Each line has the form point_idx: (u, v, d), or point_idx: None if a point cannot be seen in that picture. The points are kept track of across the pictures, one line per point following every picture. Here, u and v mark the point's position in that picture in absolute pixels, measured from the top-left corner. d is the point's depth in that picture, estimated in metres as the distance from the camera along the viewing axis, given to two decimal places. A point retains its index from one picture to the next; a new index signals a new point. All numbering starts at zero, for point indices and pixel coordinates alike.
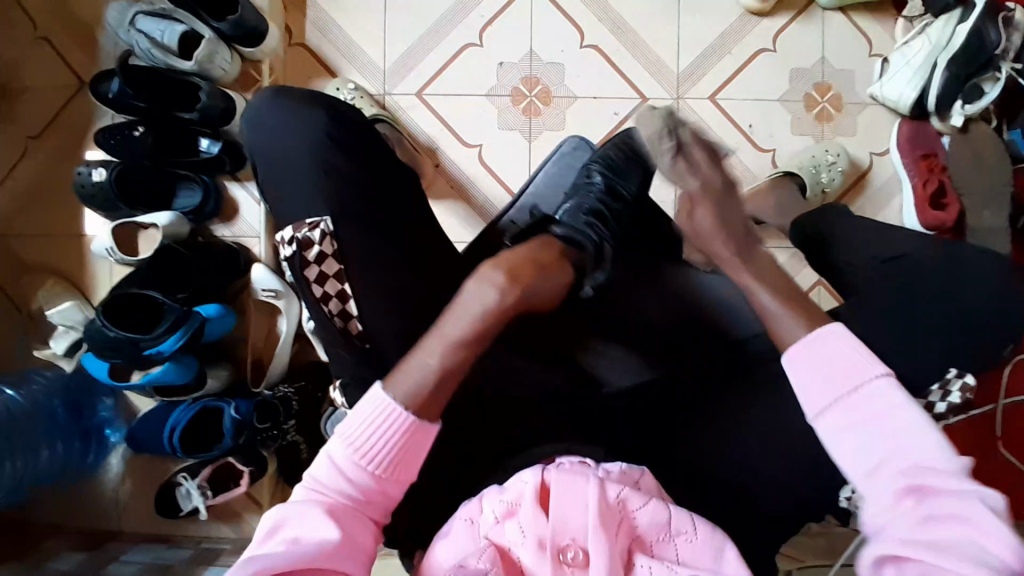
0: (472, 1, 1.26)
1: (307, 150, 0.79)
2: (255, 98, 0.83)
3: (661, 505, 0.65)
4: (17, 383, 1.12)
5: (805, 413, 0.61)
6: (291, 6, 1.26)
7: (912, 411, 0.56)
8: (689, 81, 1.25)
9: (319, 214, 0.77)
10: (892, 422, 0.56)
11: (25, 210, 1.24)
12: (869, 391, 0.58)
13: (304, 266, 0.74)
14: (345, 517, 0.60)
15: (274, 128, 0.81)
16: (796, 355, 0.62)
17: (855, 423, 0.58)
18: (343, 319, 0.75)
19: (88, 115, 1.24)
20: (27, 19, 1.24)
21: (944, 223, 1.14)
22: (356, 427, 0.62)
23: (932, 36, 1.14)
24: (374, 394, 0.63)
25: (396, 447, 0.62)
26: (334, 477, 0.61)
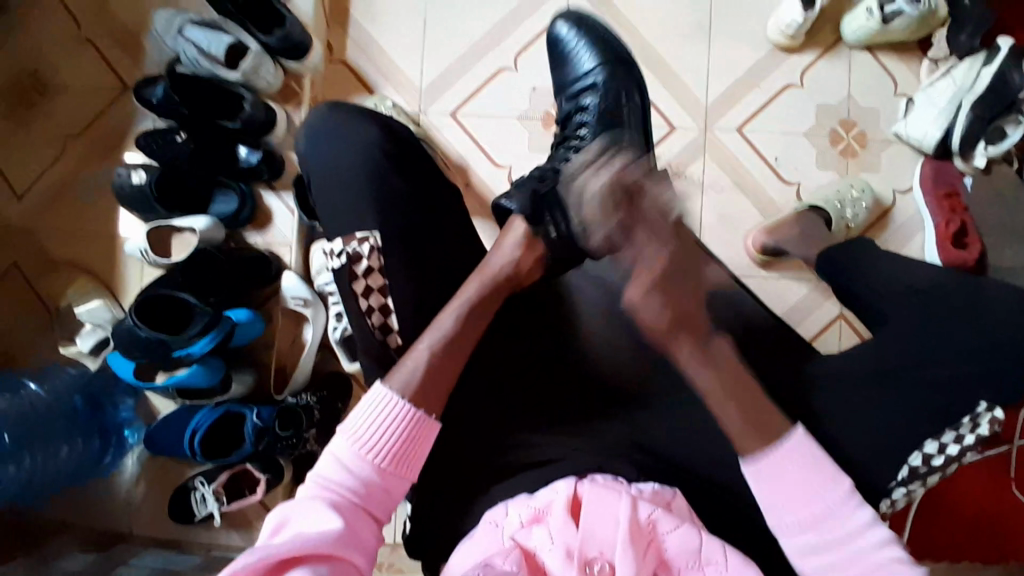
0: (509, 28, 1.30)
1: (364, 169, 0.81)
2: (312, 113, 0.86)
3: (693, 529, 0.65)
4: (41, 377, 1.14)
5: (773, 526, 0.68)
6: (334, 24, 1.30)
7: (871, 530, 0.66)
8: (718, 112, 1.28)
9: (370, 227, 0.78)
10: (857, 541, 0.66)
11: (59, 207, 1.25)
12: (838, 510, 0.66)
13: (351, 279, 0.77)
14: (350, 510, 0.64)
15: (332, 146, 0.83)
16: (762, 468, 0.68)
17: (823, 540, 0.66)
18: (383, 332, 0.77)
19: (128, 119, 1.26)
20: (74, 24, 1.28)
21: (965, 262, 1.17)
22: (359, 423, 0.67)
23: (958, 78, 1.19)
24: (375, 391, 0.69)
25: (398, 443, 0.67)
26: (340, 473, 0.65)
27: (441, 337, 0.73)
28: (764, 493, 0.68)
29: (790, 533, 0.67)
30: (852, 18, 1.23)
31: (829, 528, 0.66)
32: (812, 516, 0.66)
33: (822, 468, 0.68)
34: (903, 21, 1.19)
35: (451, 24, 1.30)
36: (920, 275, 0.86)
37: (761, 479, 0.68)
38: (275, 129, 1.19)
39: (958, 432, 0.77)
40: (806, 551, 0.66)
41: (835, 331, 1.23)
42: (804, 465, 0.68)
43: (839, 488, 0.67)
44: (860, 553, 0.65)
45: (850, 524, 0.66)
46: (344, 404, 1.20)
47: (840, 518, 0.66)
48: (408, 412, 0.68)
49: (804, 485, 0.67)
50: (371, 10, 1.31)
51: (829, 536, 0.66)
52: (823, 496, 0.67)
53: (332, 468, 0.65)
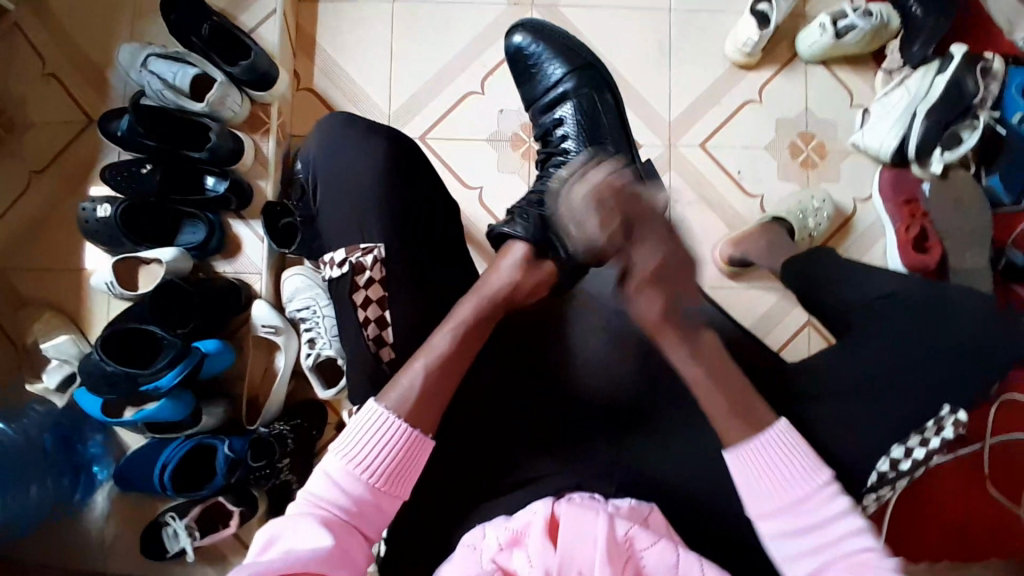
0: (475, 53, 1.32)
1: (353, 192, 0.81)
2: (328, 117, 0.86)
3: (669, 546, 0.64)
4: (9, 417, 1.12)
5: (750, 511, 0.69)
6: (302, 53, 1.32)
7: (848, 520, 0.66)
8: (683, 128, 1.31)
9: (375, 240, 0.79)
10: (834, 529, 0.65)
11: (24, 242, 1.24)
12: (816, 498, 0.67)
13: (352, 290, 0.77)
14: (340, 528, 0.62)
15: (344, 153, 0.83)
16: (741, 455, 0.69)
17: (800, 532, 0.66)
18: (377, 344, 0.77)
19: (93, 151, 1.26)
20: (38, 58, 1.27)
21: (927, 265, 1.20)
22: (354, 439, 0.66)
23: (912, 88, 1.23)
24: (371, 406, 0.67)
25: (392, 461, 0.66)
26: (334, 491, 0.64)
27: (436, 358, 0.70)
28: (741, 473, 0.69)
29: (764, 517, 0.68)
30: (805, 34, 1.28)
31: (804, 513, 0.66)
32: (788, 502, 0.67)
33: (801, 454, 0.68)
34: (856, 35, 1.24)
35: (418, 50, 1.32)
36: (882, 281, 0.88)
37: (741, 464, 0.69)
38: (243, 157, 1.19)
39: (922, 436, 0.78)
40: (780, 535, 0.67)
41: (804, 339, 1.25)
42: (780, 451, 0.68)
43: (818, 474, 0.67)
44: (837, 544, 0.65)
45: (827, 511, 0.66)
46: (321, 433, 1.19)
47: (816, 505, 0.66)
48: (406, 429, 0.67)
49: (779, 470, 0.68)
50: (337, 39, 1.32)
51: (803, 520, 0.66)
52: (800, 484, 0.67)
53: (322, 484, 0.64)
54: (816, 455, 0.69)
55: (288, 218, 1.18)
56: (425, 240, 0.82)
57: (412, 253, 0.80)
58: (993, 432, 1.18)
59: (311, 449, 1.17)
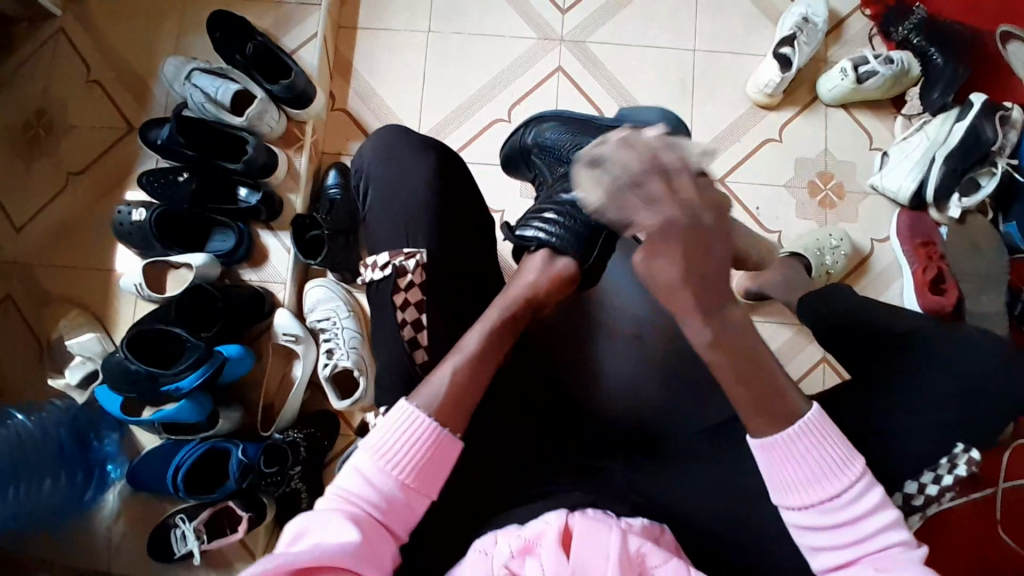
0: (504, 83, 1.37)
1: (396, 206, 0.84)
2: (384, 128, 0.90)
3: (681, 566, 0.64)
4: (29, 410, 1.15)
5: (778, 498, 0.66)
6: (338, 75, 1.37)
7: (885, 513, 0.63)
8: (702, 162, 1.34)
9: (418, 246, 0.82)
10: (868, 522, 0.63)
11: (57, 241, 1.28)
12: (846, 491, 0.64)
13: (394, 290, 0.80)
14: (371, 525, 0.63)
15: (392, 164, 0.87)
16: (772, 443, 0.66)
17: (827, 515, 0.64)
18: (411, 346, 0.78)
19: (132, 158, 1.30)
20: (85, 67, 1.34)
21: (942, 307, 1.21)
22: (382, 437, 0.66)
23: (930, 133, 1.27)
24: (400, 408, 0.68)
25: (419, 459, 0.66)
26: (363, 486, 0.65)
27: (465, 356, 0.70)
28: (774, 462, 0.66)
29: (794, 505, 0.65)
30: (827, 77, 1.32)
31: (834, 506, 0.64)
32: (816, 493, 0.64)
33: (834, 448, 0.65)
34: (876, 80, 1.27)
35: (448, 76, 1.37)
36: (900, 320, 0.88)
37: (770, 452, 0.66)
38: (275, 171, 1.23)
39: (936, 472, 0.81)
40: (808, 525, 0.65)
41: (819, 374, 1.25)
42: (805, 438, 0.65)
43: (849, 468, 0.64)
44: (871, 535, 0.63)
45: (857, 502, 0.63)
46: (332, 442, 1.19)
47: (844, 499, 0.64)
48: (432, 429, 0.66)
49: (808, 464, 0.65)
50: (373, 63, 1.37)
51: (831, 513, 0.64)
52: (830, 475, 0.64)
53: (353, 481, 0.65)
54: (852, 448, 0.66)
55: (314, 231, 1.20)
56: (453, 252, 0.83)
57: (440, 264, 0.82)
58: (1008, 478, 1.16)
59: (322, 458, 1.18)
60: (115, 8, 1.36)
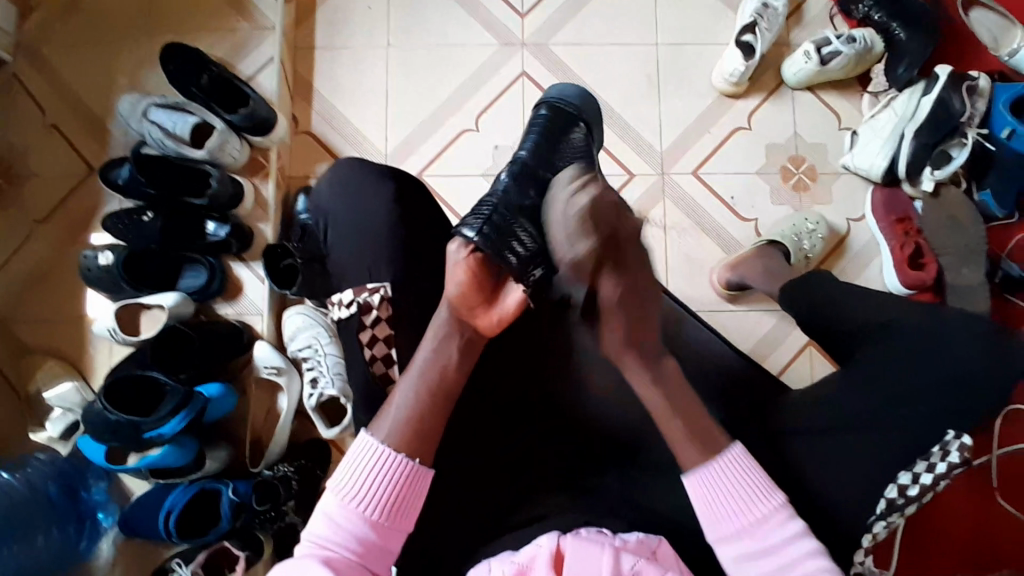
0: (469, 92, 1.35)
1: (358, 237, 0.83)
2: (338, 161, 0.89)
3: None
4: (12, 467, 1.11)
5: (709, 537, 0.67)
6: (300, 98, 1.35)
7: (807, 539, 0.65)
8: (675, 156, 1.33)
9: (382, 279, 0.80)
10: (793, 552, 0.64)
11: (26, 292, 1.25)
12: (770, 521, 0.65)
13: (359, 328, 0.78)
14: (344, 566, 0.61)
15: (354, 190, 0.85)
16: (694, 484, 0.67)
17: (751, 544, 0.65)
18: (384, 381, 0.77)
19: (95, 200, 1.27)
20: (39, 109, 1.31)
21: (923, 282, 1.21)
22: (346, 477, 0.65)
23: (898, 109, 1.26)
24: (361, 441, 0.66)
25: (389, 494, 0.64)
26: (333, 529, 0.63)
27: (418, 377, 0.68)
28: (699, 501, 0.67)
29: (723, 542, 0.66)
30: (790, 62, 1.31)
31: (761, 536, 0.65)
32: (739, 525, 0.65)
33: (756, 479, 0.67)
34: (840, 61, 1.27)
35: (412, 89, 1.35)
36: (878, 303, 0.87)
37: (696, 492, 0.67)
38: (242, 202, 1.21)
39: (929, 461, 0.77)
40: (738, 560, 0.65)
41: (806, 359, 1.25)
42: (722, 473, 0.67)
43: (772, 499, 0.66)
44: (796, 564, 0.64)
45: (782, 533, 0.65)
46: (325, 472, 1.18)
47: (770, 529, 0.65)
48: (393, 459, 0.65)
49: (732, 499, 0.66)
50: (334, 82, 1.35)
51: (754, 543, 0.65)
52: (754, 508, 0.65)
53: (322, 525, 0.63)
54: (769, 478, 0.67)
55: (288, 260, 1.18)
56: (427, 275, 0.82)
57: (413, 290, 0.81)
58: (1001, 446, 1.17)
59: (315, 490, 1.16)
60: (65, 47, 1.33)
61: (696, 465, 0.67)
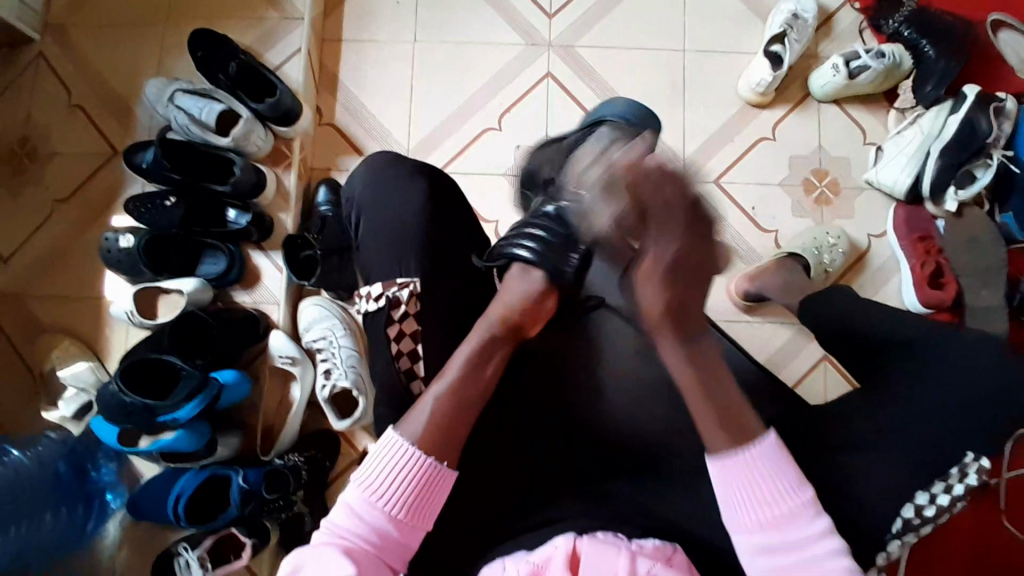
0: (493, 90, 1.35)
1: (387, 233, 0.83)
2: (374, 156, 0.89)
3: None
4: (26, 444, 1.11)
5: (728, 523, 0.66)
6: (324, 89, 1.35)
7: (830, 538, 0.64)
8: (697, 164, 1.33)
9: (411, 274, 0.80)
10: (814, 550, 0.63)
11: (45, 271, 1.26)
12: (795, 517, 0.64)
13: (387, 323, 0.78)
14: (363, 559, 0.62)
15: (384, 186, 0.85)
16: (722, 470, 0.66)
17: (773, 536, 0.64)
18: (408, 377, 0.77)
19: (118, 182, 1.28)
20: (64, 90, 1.31)
21: (942, 302, 1.20)
22: (370, 471, 0.65)
23: (924, 126, 1.24)
24: (387, 437, 0.66)
25: (410, 493, 0.64)
26: (353, 521, 0.64)
27: (449, 384, 0.68)
28: (725, 487, 0.66)
29: (745, 530, 0.65)
30: (818, 74, 1.30)
31: (785, 530, 0.64)
32: (765, 518, 0.64)
33: (787, 474, 0.65)
34: (868, 75, 1.26)
35: (436, 86, 1.35)
36: (899, 320, 0.87)
37: (721, 478, 0.66)
38: (264, 191, 1.21)
39: (946, 482, 0.77)
40: (758, 549, 0.65)
41: (821, 373, 1.24)
42: (755, 463, 0.65)
43: (801, 497, 0.65)
44: (818, 562, 0.63)
45: (807, 530, 0.64)
46: (333, 462, 1.18)
47: (796, 524, 0.64)
48: (419, 461, 0.65)
49: (760, 490, 0.65)
50: (358, 75, 1.35)
51: (777, 538, 0.64)
52: (781, 503, 0.64)
53: (342, 515, 0.64)
54: (799, 473, 0.66)
55: (307, 250, 1.19)
56: (450, 273, 0.82)
57: (436, 288, 0.81)
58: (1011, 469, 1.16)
59: (324, 481, 1.16)
60: (93, 29, 1.33)
61: (725, 450, 0.66)
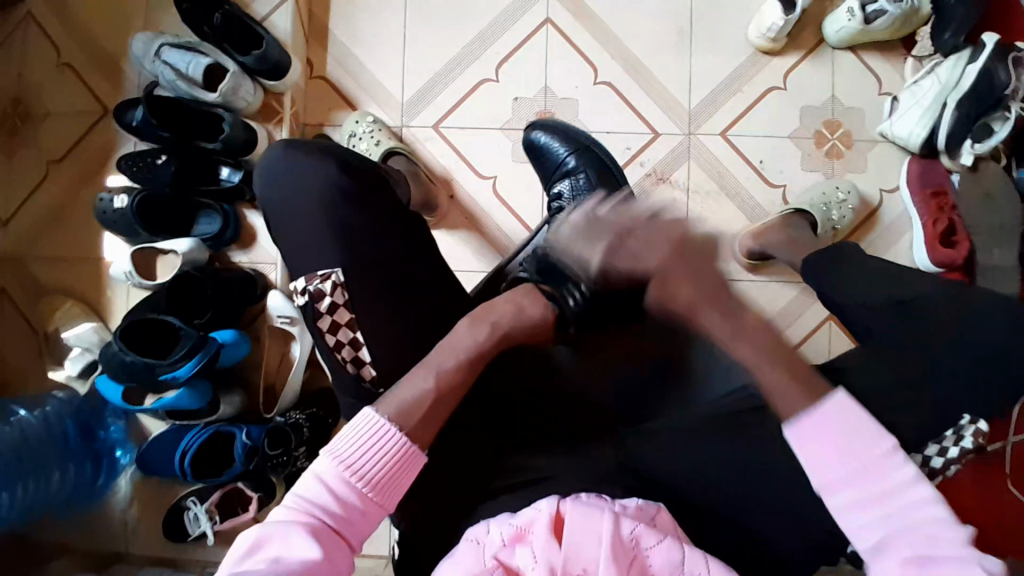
0: (490, 39, 1.29)
1: (305, 232, 0.79)
2: (267, 154, 0.83)
3: (676, 544, 0.61)
4: (31, 404, 1.14)
5: (813, 486, 0.61)
6: (315, 40, 1.31)
7: (921, 487, 0.58)
8: (702, 117, 1.27)
9: (330, 264, 0.77)
10: (907, 502, 0.57)
11: (42, 233, 1.26)
12: (881, 467, 0.58)
13: (316, 317, 0.75)
14: (328, 535, 0.60)
15: (290, 184, 0.80)
16: (798, 430, 0.61)
17: (861, 495, 0.58)
18: (355, 365, 0.75)
19: (111, 141, 1.26)
20: (50, 45, 1.28)
21: (953, 261, 1.16)
22: (346, 445, 0.64)
23: (941, 76, 1.17)
24: (364, 415, 0.66)
25: (385, 472, 0.64)
26: (323, 495, 0.62)
27: (437, 374, 0.70)
28: (800, 449, 0.61)
29: (830, 491, 0.59)
30: (833, 19, 1.23)
31: (872, 482, 0.58)
32: (850, 470, 0.59)
33: (865, 426, 0.60)
34: (885, 21, 1.18)
35: (430, 36, 1.30)
36: (902, 277, 0.84)
37: (797, 441, 0.61)
38: (256, 149, 1.19)
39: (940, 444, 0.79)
40: (847, 510, 0.59)
41: (825, 333, 1.22)
42: (828, 418, 0.60)
43: (882, 445, 0.59)
44: (904, 516, 0.57)
45: (896, 480, 0.58)
46: (336, 420, 1.20)
47: (880, 475, 0.58)
48: (400, 441, 0.65)
49: (837, 444, 0.60)
50: (350, 26, 1.30)
51: (871, 489, 0.58)
52: (863, 454, 0.59)
53: (311, 487, 0.62)
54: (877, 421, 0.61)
55: None
56: None
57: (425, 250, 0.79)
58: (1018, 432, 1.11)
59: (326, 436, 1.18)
60: None
61: (794, 413, 0.62)
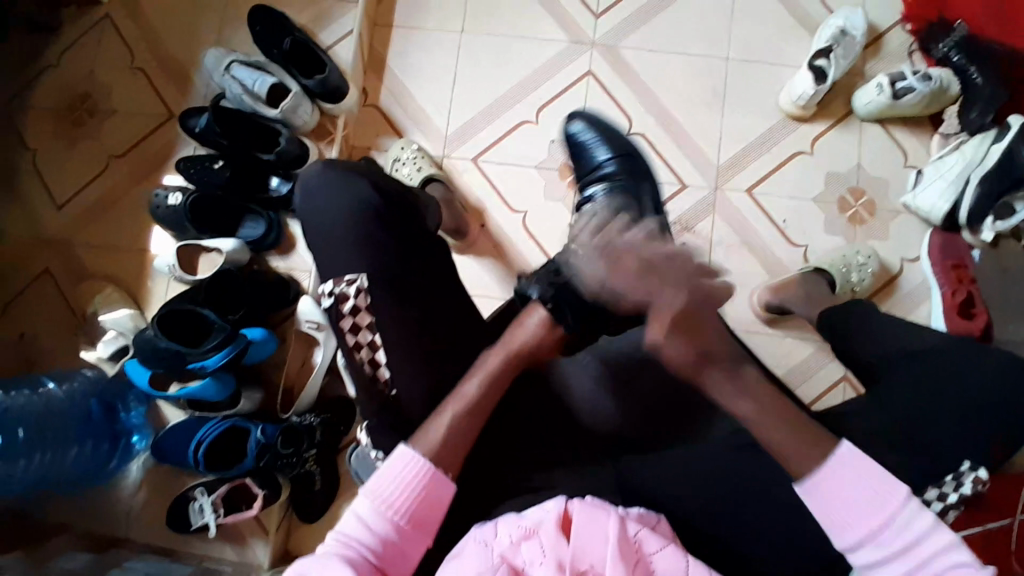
0: (533, 84, 1.38)
1: (341, 239, 0.80)
2: (306, 168, 0.85)
3: (678, 550, 0.63)
4: (60, 378, 1.19)
5: (838, 545, 0.65)
6: (372, 71, 1.41)
7: (942, 536, 0.62)
8: (729, 172, 1.33)
9: (356, 270, 0.78)
10: (930, 551, 0.61)
11: (98, 221, 1.34)
12: (901, 520, 0.62)
13: (339, 317, 0.77)
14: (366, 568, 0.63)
15: (322, 198, 0.82)
16: (811, 488, 0.65)
17: (885, 547, 0.62)
18: (372, 366, 0.76)
19: (172, 144, 1.36)
20: (130, 53, 1.40)
21: (970, 331, 1.14)
22: (381, 481, 0.68)
23: (967, 153, 1.21)
24: (400, 450, 0.69)
25: (417, 507, 0.67)
26: (360, 531, 0.66)
27: (463, 407, 0.72)
28: (821, 508, 0.65)
29: (855, 547, 0.63)
30: (862, 93, 1.29)
31: (893, 535, 0.62)
32: (869, 524, 0.63)
33: (877, 476, 0.64)
34: (913, 97, 1.24)
35: (478, 76, 1.39)
36: (916, 333, 0.86)
37: (812, 497, 0.65)
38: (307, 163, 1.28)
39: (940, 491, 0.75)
40: (872, 566, 0.62)
41: (839, 393, 1.22)
42: (841, 466, 0.65)
43: (897, 494, 0.63)
44: (930, 560, 0.61)
45: (917, 527, 0.62)
46: (347, 428, 1.23)
47: (899, 526, 0.62)
48: (428, 473, 0.68)
49: (850, 495, 0.64)
50: (406, 62, 1.40)
51: (890, 545, 0.62)
52: (880, 508, 0.63)
53: (350, 524, 0.66)
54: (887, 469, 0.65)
55: None
56: None
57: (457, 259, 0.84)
58: None
59: (336, 444, 1.21)
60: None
61: (805, 470, 0.66)
